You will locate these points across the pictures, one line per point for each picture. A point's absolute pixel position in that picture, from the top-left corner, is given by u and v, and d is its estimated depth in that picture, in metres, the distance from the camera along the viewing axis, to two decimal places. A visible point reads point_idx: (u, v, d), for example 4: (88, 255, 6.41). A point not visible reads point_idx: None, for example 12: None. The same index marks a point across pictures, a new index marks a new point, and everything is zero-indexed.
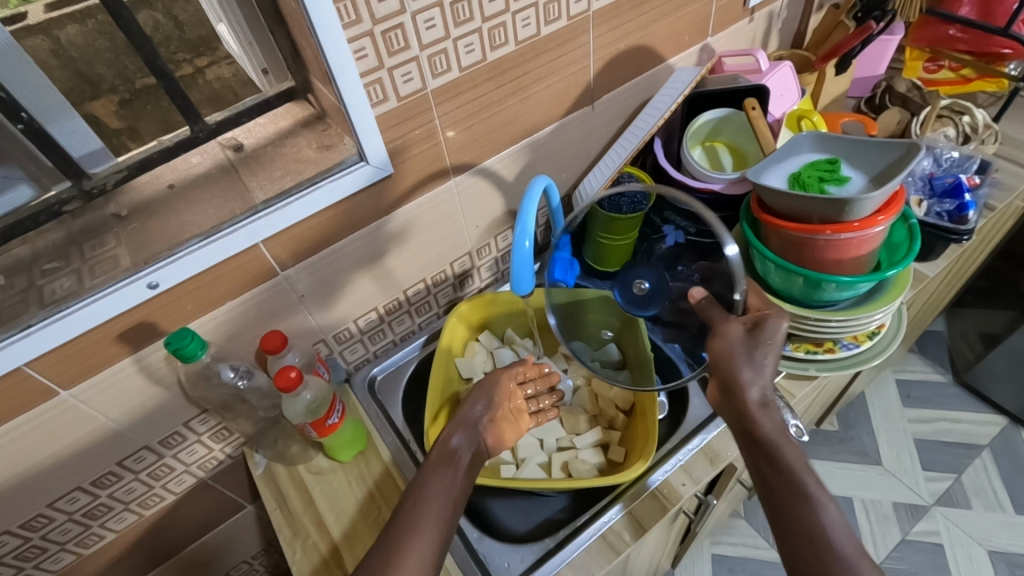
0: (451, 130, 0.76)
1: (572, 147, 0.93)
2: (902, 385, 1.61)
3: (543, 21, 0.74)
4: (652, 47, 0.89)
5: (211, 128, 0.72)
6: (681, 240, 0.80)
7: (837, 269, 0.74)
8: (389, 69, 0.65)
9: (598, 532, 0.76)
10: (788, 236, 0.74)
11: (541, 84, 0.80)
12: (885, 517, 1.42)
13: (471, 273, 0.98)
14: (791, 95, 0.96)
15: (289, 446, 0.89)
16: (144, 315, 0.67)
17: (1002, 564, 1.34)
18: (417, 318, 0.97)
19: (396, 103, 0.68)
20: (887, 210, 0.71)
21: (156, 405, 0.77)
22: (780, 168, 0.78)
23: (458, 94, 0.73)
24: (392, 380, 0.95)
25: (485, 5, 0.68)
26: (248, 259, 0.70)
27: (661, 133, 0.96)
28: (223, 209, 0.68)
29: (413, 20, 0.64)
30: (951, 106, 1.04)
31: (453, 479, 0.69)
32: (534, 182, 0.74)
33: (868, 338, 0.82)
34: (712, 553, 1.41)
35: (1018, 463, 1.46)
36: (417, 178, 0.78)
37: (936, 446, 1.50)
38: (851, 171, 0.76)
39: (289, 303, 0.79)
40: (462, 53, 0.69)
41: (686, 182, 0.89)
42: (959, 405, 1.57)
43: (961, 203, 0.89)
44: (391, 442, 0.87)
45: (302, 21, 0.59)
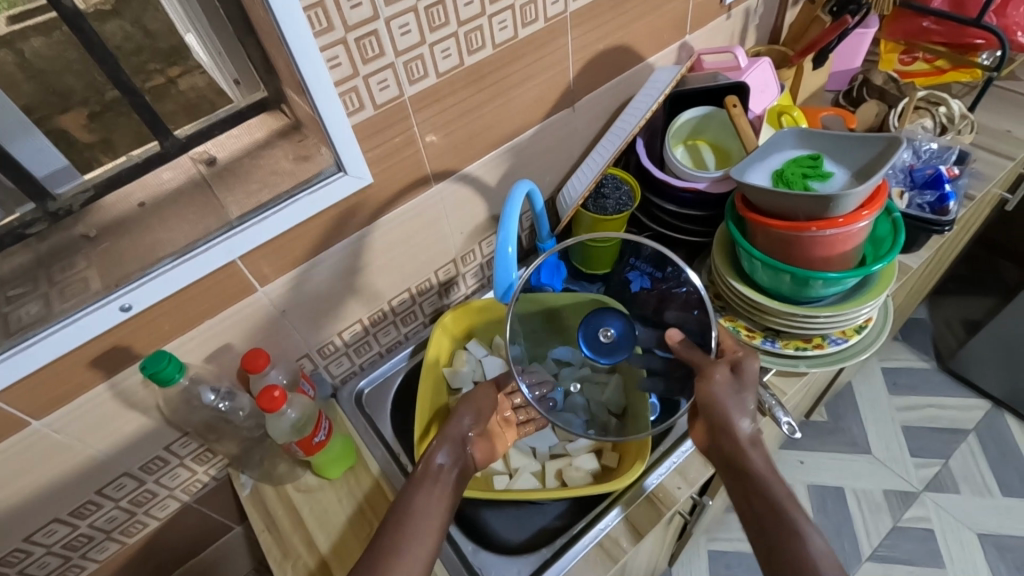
0: (431, 136, 0.74)
1: (554, 150, 0.92)
2: (889, 374, 1.63)
3: (520, 23, 0.72)
4: (631, 47, 0.89)
5: (181, 142, 0.69)
6: (647, 284, 0.86)
7: (825, 266, 0.74)
8: (365, 77, 0.64)
9: (596, 539, 0.75)
10: (774, 233, 0.73)
11: (521, 88, 0.79)
12: (877, 506, 1.43)
13: (456, 280, 0.97)
14: (771, 91, 0.96)
15: (276, 465, 0.86)
16: (119, 338, 0.65)
17: (992, 548, 1.35)
18: (403, 328, 0.95)
19: (372, 111, 0.67)
20: (871, 204, 0.70)
21: (135, 431, 0.74)
22: (763, 165, 0.78)
23: (437, 100, 0.71)
24: (380, 392, 0.93)
25: (460, 8, 0.66)
26: (225, 276, 0.68)
27: (643, 133, 0.96)
28: (198, 224, 0.67)
29: (387, 26, 0.62)
30: (928, 97, 1.04)
31: (444, 494, 0.67)
32: (517, 186, 0.73)
33: (856, 332, 0.82)
34: (708, 549, 1.41)
35: (1003, 447, 1.48)
36: (398, 187, 0.76)
37: (924, 433, 1.52)
38: (834, 166, 0.75)
39: (270, 320, 0.77)
40: (438, 59, 0.68)
41: (669, 181, 0.89)
42: (945, 391, 1.58)
43: (942, 193, 0.90)
44: (380, 454, 0.86)
45: (273, 30, 0.57)
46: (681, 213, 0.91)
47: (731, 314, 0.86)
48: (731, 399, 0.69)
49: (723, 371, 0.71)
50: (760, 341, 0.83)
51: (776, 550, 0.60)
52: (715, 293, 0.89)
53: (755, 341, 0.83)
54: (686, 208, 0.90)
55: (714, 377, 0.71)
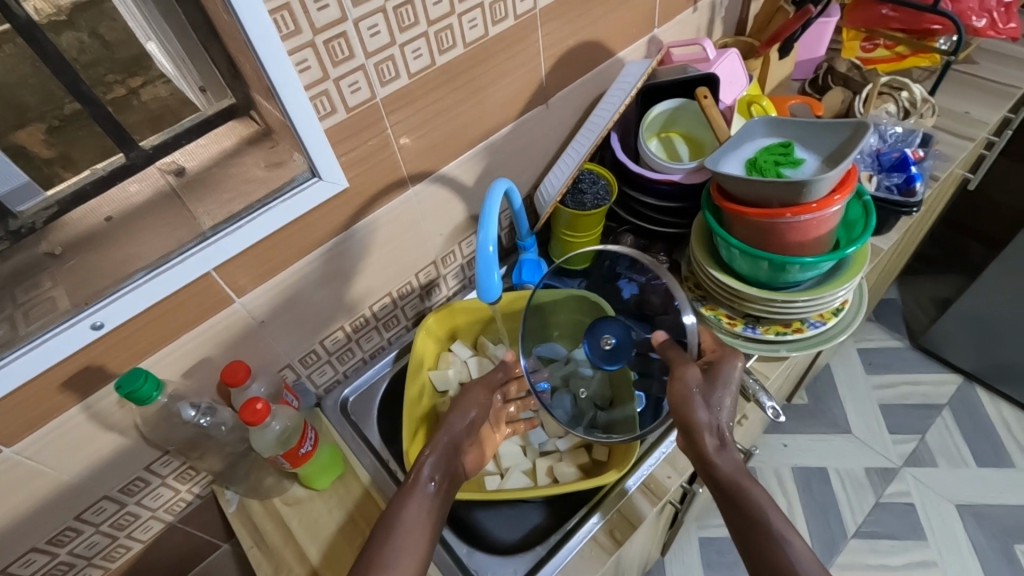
0: (405, 139, 0.73)
1: (529, 147, 0.92)
2: (864, 354, 1.67)
3: (490, 21, 0.72)
4: (602, 42, 0.89)
5: (148, 153, 0.67)
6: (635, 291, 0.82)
7: (800, 251, 0.75)
8: (335, 80, 0.63)
9: (591, 533, 0.75)
10: (751, 222, 0.74)
11: (494, 87, 0.79)
12: (860, 483, 1.46)
13: (437, 282, 0.96)
14: (740, 82, 0.98)
15: (262, 479, 0.84)
16: (92, 358, 0.63)
17: (970, 517, 1.40)
18: (386, 333, 0.94)
19: (345, 114, 0.66)
20: (842, 189, 0.72)
21: (114, 452, 0.72)
22: (736, 155, 0.79)
23: (410, 102, 0.71)
24: (365, 400, 0.91)
25: (429, 8, 0.66)
26: (200, 289, 0.66)
27: (617, 128, 0.96)
28: (171, 237, 0.65)
29: (356, 28, 0.61)
30: (890, 83, 1.07)
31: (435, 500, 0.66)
32: (494, 185, 0.73)
33: (834, 314, 0.84)
34: (699, 536, 1.42)
35: (975, 418, 1.53)
36: (374, 191, 0.75)
37: (901, 410, 1.56)
38: (805, 153, 0.77)
39: (249, 331, 0.75)
40: (409, 59, 0.67)
41: (646, 174, 0.89)
42: (919, 368, 1.63)
43: (908, 175, 0.92)
44: (369, 463, 0.84)
45: (238, 35, 0.56)
46: (659, 205, 0.92)
47: (712, 303, 0.87)
48: (706, 394, 0.68)
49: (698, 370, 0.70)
50: (742, 328, 0.84)
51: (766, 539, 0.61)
52: (694, 283, 0.90)
53: (737, 328, 0.84)
54: (664, 201, 0.91)
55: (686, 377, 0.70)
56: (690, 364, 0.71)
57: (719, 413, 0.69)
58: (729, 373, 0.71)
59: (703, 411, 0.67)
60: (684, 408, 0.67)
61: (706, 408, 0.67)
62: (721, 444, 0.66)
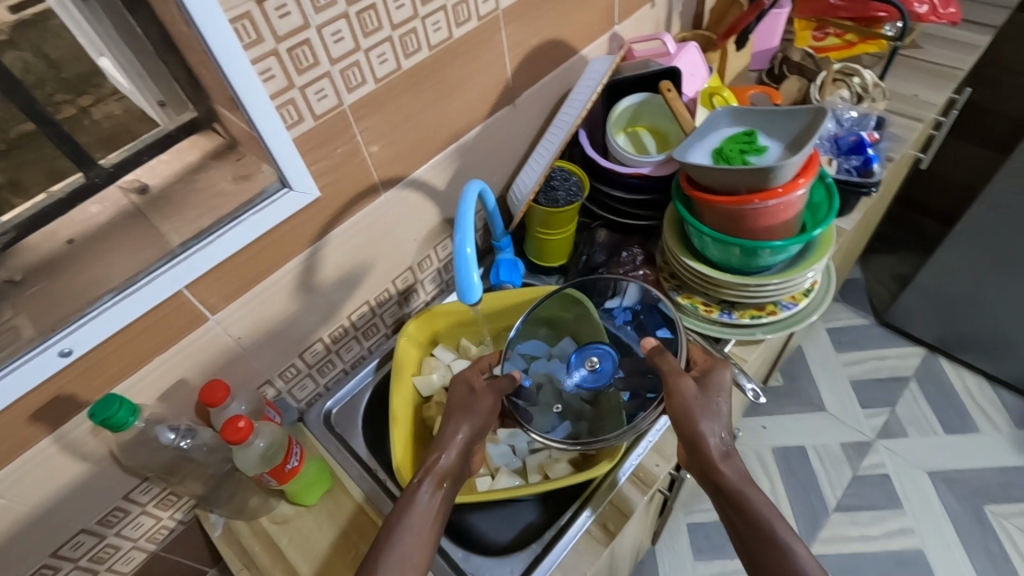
0: (374, 145, 0.73)
1: (499, 148, 0.92)
2: (833, 333, 1.72)
3: (454, 24, 0.72)
4: (564, 40, 0.90)
5: (109, 172, 0.65)
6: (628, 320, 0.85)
7: (769, 235, 0.77)
8: (301, 88, 0.62)
9: (584, 528, 0.75)
10: (721, 209, 0.76)
11: (461, 89, 0.79)
12: (837, 458, 1.50)
13: (415, 287, 0.95)
14: (701, 74, 1.00)
15: (248, 500, 0.82)
16: (61, 387, 0.60)
17: (942, 482, 1.45)
18: (366, 342, 0.93)
19: (312, 122, 0.65)
20: (806, 173, 0.74)
21: (90, 483, 0.69)
22: (703, 145, 0.80)
23: (377, 107, 0.70)
24: (348, 411, 0.90)
25: (392, 12, 0.65)
26: (172, 308, 0.65)
27: (585, 125, 0.98)
28: (138, 257, 0.63)
29: (319, 35, 0.61)
30: (842, 70, 1.11)
31: (434, 504, 0.65)
32: (468, 187, 0.73)
33: (804, 295, 0.86)
34: (688, 522, 1.45)
35: (940, 387, 1.60)
36: (346, 200, 0.75)
37: (871, 385, 1.61)
38: (768, 140, 0.79)
39: (226, 349, 0.73)
40: (375, 64, 0.67)
41: (615, 169, 0.91)
42: (885, 343, 1.69)
43: (866, 157, 0.95)
44: (357, 475, 0.83)
45: (198, 46, 0.55)
46: (631, 198, 0.93)
47: (687, 292, 0.89)
48: (704, 402, 0.68)
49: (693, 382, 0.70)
50: (718, 314, 0.86)
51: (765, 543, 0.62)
52: (669, 273, 0.91)
53: (713, 314, 0.86)
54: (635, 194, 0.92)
55: (683, 389, 0.69)
56: (685, 376, 0.70)
57: (720, 414, 0.69)
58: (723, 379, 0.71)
59: (700, 421, 0.67)
60: (686, 419, 0.67)
61: (705, 418, 0.67)
62: (726, 453, 0.66)
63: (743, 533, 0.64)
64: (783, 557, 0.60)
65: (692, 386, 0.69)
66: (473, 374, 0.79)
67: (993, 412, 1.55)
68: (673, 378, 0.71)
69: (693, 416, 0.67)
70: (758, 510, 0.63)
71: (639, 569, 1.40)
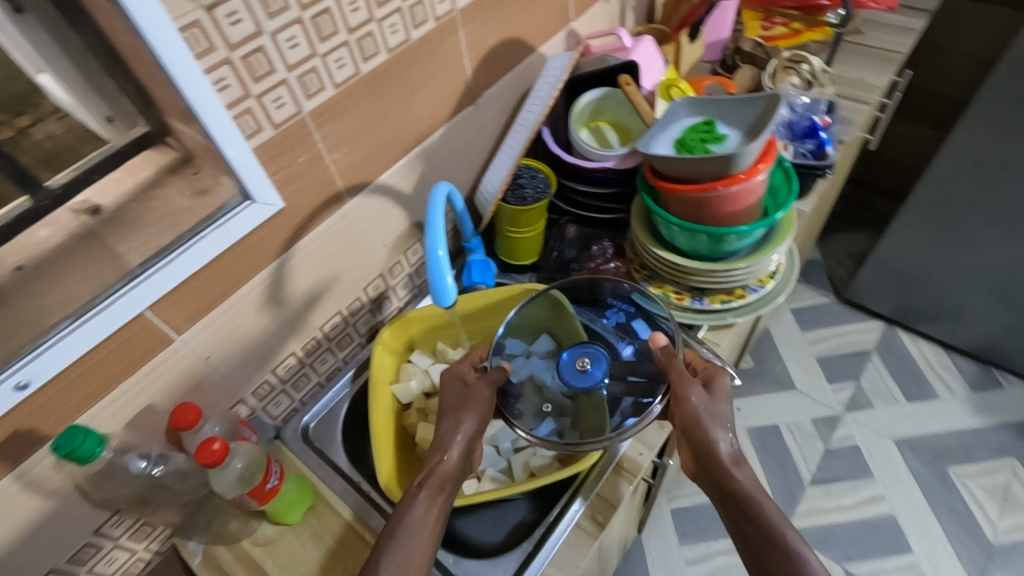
0: (337, 152, 0.72)
1: (464, 148, 0.91)
2: (797, 313, 1.77)
3: (411, 25, 0.72)
4: (522, 39, 0.90)
5: (55, 193, 0.62)
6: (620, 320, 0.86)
7: (734, 221, 0.79)
8: (258, 96, 0.60)
9: (574, 520, 0.76)
10: (686, 198, 0.77)
11: (423, 90, 0.78)
12: (809, 434, 1.55)
13: (387, 294, 0.94)
14: (657, 67, 1.01)
15: (227, 523, 0.79)
16: (19, 422, 0.57)
17: (907, 448, 1.51)
18: (340, 352, 0.91)
19: (272, 131, 0.63)
20: (765, 158, 0.76)
21: (56, 520, 0.66)
22: (664, 136, 0.82)
23: (338, 113, 0.69)
24: (327, 425, 0.88)
25: (347, 15, 0.64)
26: (134, 331, 0.62)
27: (548, 122, 0.98)
28: (93, 280, 0.60)
29: (273, 41, 0.59)
30: (791, 57, 1.13)
31: (430, 507, 0.65)
32: (436, 190, 0.73)
33: (771, 278, 0.88)
34: (671, 508, 1.47)
35: (899, 357, 1.66)
36: (311, 209, 0.73)
37: (836, 360, 1.67)
38: (727, 128, 0.81)
39: (194, 370, 0.71)
40: (334, 69, 0.66)
41: (580, 164, 0.92)
42: (847, 319, 1.74)
43: (819, 140, 0.99)
44: (341, 488, 0.81)
45: (147, 58, 0.53)
46: (597, 192, 0.94)
47: (658, 281, 0.90)
48: (712, 408, 0.68)
49: (702, 390, 0.70)
50: (690, 301, 0.88)
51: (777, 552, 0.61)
52: (640, 264, 0.93)
53: (685, 302, 0.88)
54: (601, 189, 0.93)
55: (689, 398, 0.69)
56: (692, 383, 0.70)
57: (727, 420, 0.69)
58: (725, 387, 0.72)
59: (710, 428, 0.67)
60: (697, 427, 0.67)
61: (717, 424, 0.67)
62: (737, 457, 0.66)
63: (750, 540, 0.63)
64: (793, 562, 0.59)
65: (700, 393, 0.69)
66: (465, 370, 0.79)
67: (949, 377, 1.62)
68: (682, 387, 0.70)
69: (704, 424, 0.67)
70: (770, 520, 0.62)
71: (626, 558, 1.41)
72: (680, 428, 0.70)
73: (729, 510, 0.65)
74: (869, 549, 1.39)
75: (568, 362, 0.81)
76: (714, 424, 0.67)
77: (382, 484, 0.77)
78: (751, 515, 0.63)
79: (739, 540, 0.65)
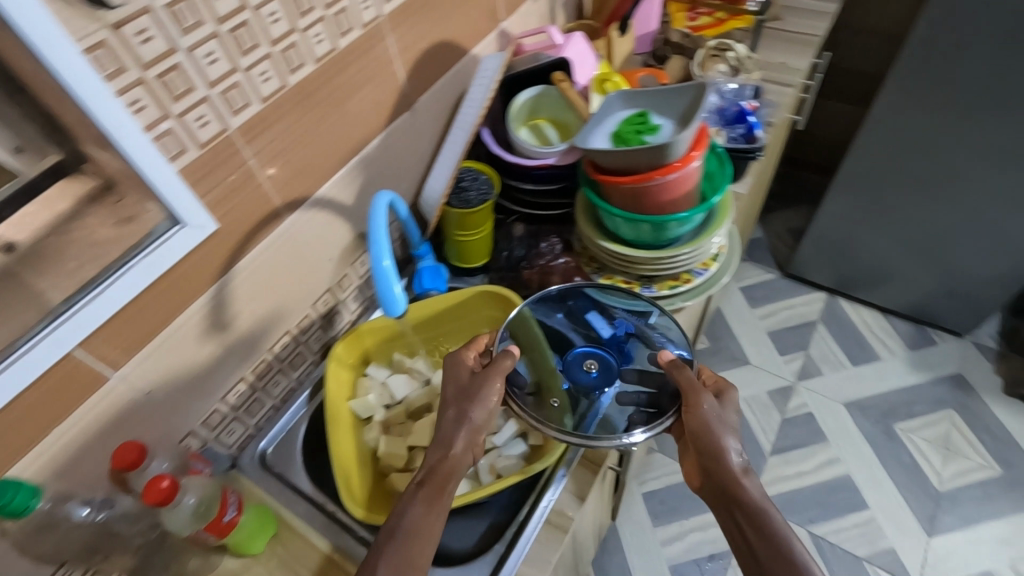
0: (270, 167, 0.70)
1: (405, 155, 0.90)
2: (746, 292, 1.84)
3: (337, 34, 0.70)
4: (453, 42, 0.90)
5: None
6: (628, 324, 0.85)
7: (674, 208, 0.81)
8: (179, 116, 0.58)
9: (544, 517, 0.76)
10: (626, 189, 0.79)
11: (356, 99, 0.77)
12: (766, 406, 1.61)
13: (338, 308, 0.92)
14: (589, 63, 1.02)
15: (187, 562, 0.76)
16: None
17: (857, 410, 1.59)
18: (293, 373, 0.89)
19: (197, 151, 0.61)
20: (698, 145, 0.78)
21: None
22: (601, 130, 0.83)
23: (266, 128, 0.67)
24: (285, 448, 0.85)
25: (268, 27, 0.62)
26: (64, 372, 0.59)
27: (487, 123, 0.99)
28: (12, 322, 0.56)
29: (190, 57, 0.57)
30: (717, 46, 1.17)
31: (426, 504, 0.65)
32: (377, 200, 0.71)
33: (714, 260, 0.91)
34: (642, 493, 1.50)
35: (843, 325, 1.75)
36: (248, 228, 0.71)
37: (785, 333, 1.74)
38: (660, 118, 0.82)
39: (135, 405, 0.68)
40: (258, 83, 0.64)
41: (522, 163, 0.92)
42: (792, 293, 1.82)
43: (748, 124, 1.03)
44: (305, 512, 0.79)
45: (50, 83, 0.50)
46: (541, 190, 0.95)
47: (608, 273, 0.92)
48: (722, 416, 0.70)
49: (713, 400, 0.71)
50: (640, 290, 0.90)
51: (778, 561, 0.62)
52: (589, 257, 0.94)
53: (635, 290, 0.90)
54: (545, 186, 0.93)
55: (701, 405, 0.70)
56: (704, 391, 0.71)
57: (735, 432, 0.70)
58: (733, 399, 0.73)
59: (721, 438, 0.68)
60: (707, 436, 0.69)
61: (727, 432, 0.69)
62: (745, 469, 0.68)
63: (752, 544, 0.64)
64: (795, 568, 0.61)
65: (712, 401, 0.70)
66: (471, 357, 0.77)
67: (888, 339, 1.71)
68: (694, 394, 0.71)
69: (715, 433, 0.69)
70: (778, 529, 0.63)
71: (603, 547, 1.43)
72: (689, 436, 0.71)
73: (732, 515, 0.67)
74: (830, 509, 1.45)
75: (573, 364, 0.80)
76: (723, 433, 0.69)
77: (346, 503, 0.75)
78: (752, 524, 0.65)
79: (738, 545, 0.66)
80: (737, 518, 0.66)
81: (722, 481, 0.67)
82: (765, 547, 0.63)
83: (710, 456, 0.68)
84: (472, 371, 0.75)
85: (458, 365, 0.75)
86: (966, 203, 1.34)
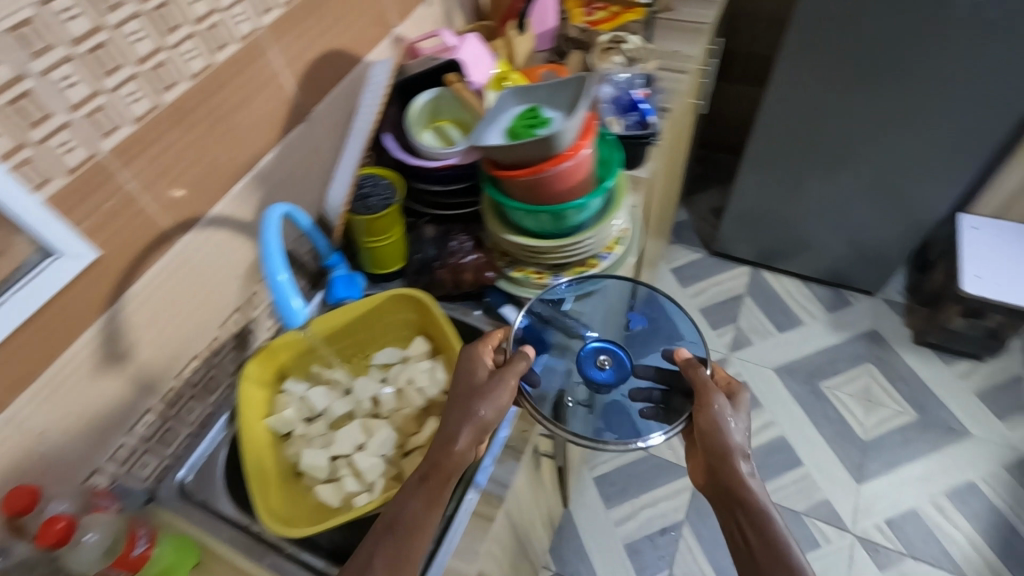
0: (153, 188, 0.68)
1: (305, 166, 0.90)
2: (677, 272, 1.91)
3: (212, 48, 0.69)
4: (346, 49, 0.90)
5: None
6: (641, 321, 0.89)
7: (571, 196, 0.84)
8: (38, 143, 0.56)
9: (471, 509, 0.77)
10: (523, 182, 0.81)
11: (241, 114, 0.76)
12: None
13: (251, 327, 0.90)
14: (485, 62, 1.02)
15: None
16: None
17: (786, 373, 1.68)
18: (208, 398, 0.87)
19: (66, 177, 0.59)
20: (586, 135, 0.82)
21: None
22: (495, 127, 0.85)
23: (144, 148, 0.65)
24: (205, 475, 0.83)
25: (133, 45, 0.61)
26: None
27: (389, 129, 0.99)
28: None
29: (44, 82, 0.55)
30: (613, 38, 1.22)
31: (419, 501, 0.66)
32: (271, 211, 0.72)
33: (618, 244, 0.95)
34: (593, 477, 1.53)
35: (767, 295, 1.84)
36: (135, 253, 0.69)
37: (714, 308, 1.82)
38: (551, 111, 0.85)
39: (25, 449, 0.64)
40: (128, 103, 0.62)
41: (424, 165, 0.93)
42: (718, 269, 1.91)
43: (641, 112, 1.08)
44: (230, 536, 0.77)
45: None
46: (448, 190, 0.96)
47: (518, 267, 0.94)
48: (731, 417, 0.71)
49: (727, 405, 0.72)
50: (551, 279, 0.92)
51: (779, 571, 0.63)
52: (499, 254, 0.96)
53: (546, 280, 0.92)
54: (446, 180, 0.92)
55: (711, 404, 0.71)
56: (715, 390, 0.73)
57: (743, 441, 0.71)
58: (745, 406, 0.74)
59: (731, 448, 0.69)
60: (715, 442, 0.70)
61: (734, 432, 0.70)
62: (751, 475, 0.69)
63: (753, 552, 0.65)
64: None
65: (723, 403, 0.72)
66: (485, 353, 0.78)
67: (809, 303, 1.81)
68: (705, 393, 0.73)
69: (728, 437, 0.70)
70: (777, 531, 0.65)
71: (560, 535, 1.46)
72: (698, 436, 0.72)
73: (735, 520, 0.68)
74: (769, 469, 1.53)
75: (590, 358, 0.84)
76: (736, 433, 0.71)
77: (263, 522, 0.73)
78: (758, 533, 0.65)
79: (740, 553, 0.67)
80: (740, 521, 0.67)
81: (730, 493, 0.68)
82: (771, 550, 0.64)
83: (719, 466, 0.69)
84: (488, 370, 0.76)
85: (473, 362, 0.76)
86: (859, 166, 1.44)
